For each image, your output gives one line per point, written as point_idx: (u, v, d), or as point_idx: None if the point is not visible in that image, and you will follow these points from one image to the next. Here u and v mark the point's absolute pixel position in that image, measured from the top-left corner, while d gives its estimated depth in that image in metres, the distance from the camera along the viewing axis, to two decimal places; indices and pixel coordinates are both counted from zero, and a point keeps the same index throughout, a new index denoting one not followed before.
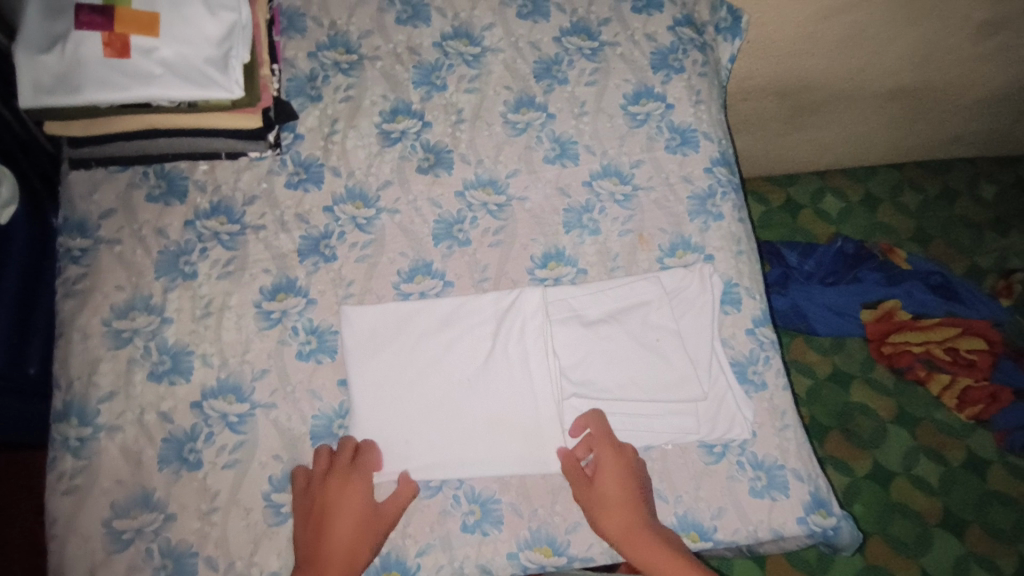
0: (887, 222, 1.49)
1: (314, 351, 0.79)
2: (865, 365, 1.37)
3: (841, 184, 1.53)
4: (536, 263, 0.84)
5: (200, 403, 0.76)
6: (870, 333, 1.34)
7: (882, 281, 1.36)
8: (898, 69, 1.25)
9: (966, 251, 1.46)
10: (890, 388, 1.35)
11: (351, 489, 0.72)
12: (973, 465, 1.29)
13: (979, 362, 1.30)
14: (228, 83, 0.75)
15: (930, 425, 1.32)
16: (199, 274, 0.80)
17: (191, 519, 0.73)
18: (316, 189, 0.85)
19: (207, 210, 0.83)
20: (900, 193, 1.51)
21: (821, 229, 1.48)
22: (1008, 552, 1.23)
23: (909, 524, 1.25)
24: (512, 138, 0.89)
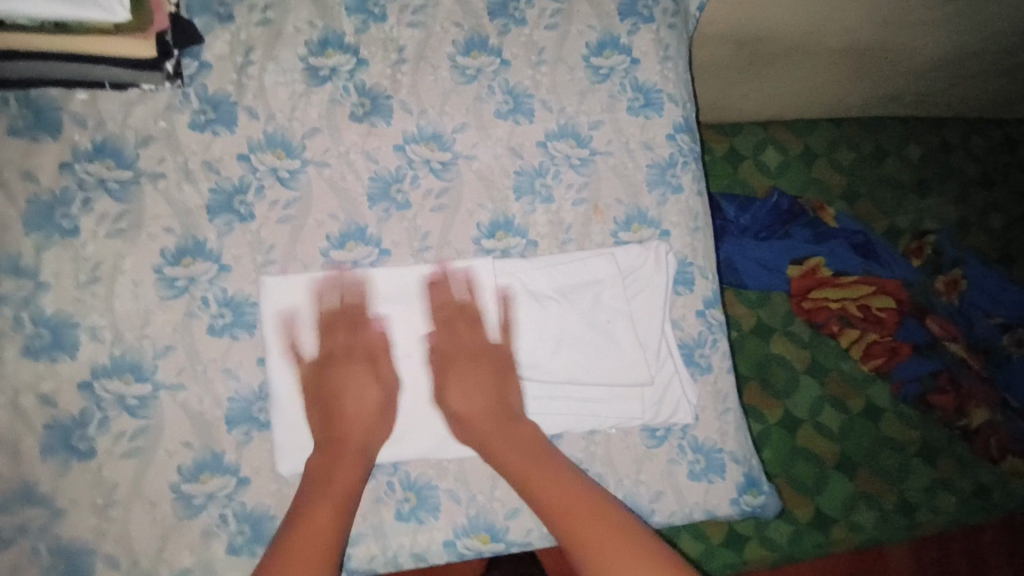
0: (821, 179, 1.43)
1: (229, 326, 0.70)
2: (786, 318, 1.33)
3: (783, 136, 1.45)
4: (483, 232, 0.77)
5: (89, 383, 0.66)
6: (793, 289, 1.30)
7: (811, 239, 1.32)
8: (861, 26, 1.15)
9: (886, 210, 1.42)
10: (806, 341, 1.32)
11: (369, 390, 0.70)
12: (870, 413, 1.29)
13: (887, 319, 1.27)
14: (109, 2, 0.60)
15: (837, 376, 1.31)
16: (81, 231, 0.67)
17: (85, 513, 0.64)
18: (227, 133, 0.72)
19: (89, 151, 0.68)
20: (837, 147, 1.44)
21: (759, 181, 1.42)
22: (891, 492, 1.26)
23: (809, 467, 1.26)
24: (461, 86, 0.79)
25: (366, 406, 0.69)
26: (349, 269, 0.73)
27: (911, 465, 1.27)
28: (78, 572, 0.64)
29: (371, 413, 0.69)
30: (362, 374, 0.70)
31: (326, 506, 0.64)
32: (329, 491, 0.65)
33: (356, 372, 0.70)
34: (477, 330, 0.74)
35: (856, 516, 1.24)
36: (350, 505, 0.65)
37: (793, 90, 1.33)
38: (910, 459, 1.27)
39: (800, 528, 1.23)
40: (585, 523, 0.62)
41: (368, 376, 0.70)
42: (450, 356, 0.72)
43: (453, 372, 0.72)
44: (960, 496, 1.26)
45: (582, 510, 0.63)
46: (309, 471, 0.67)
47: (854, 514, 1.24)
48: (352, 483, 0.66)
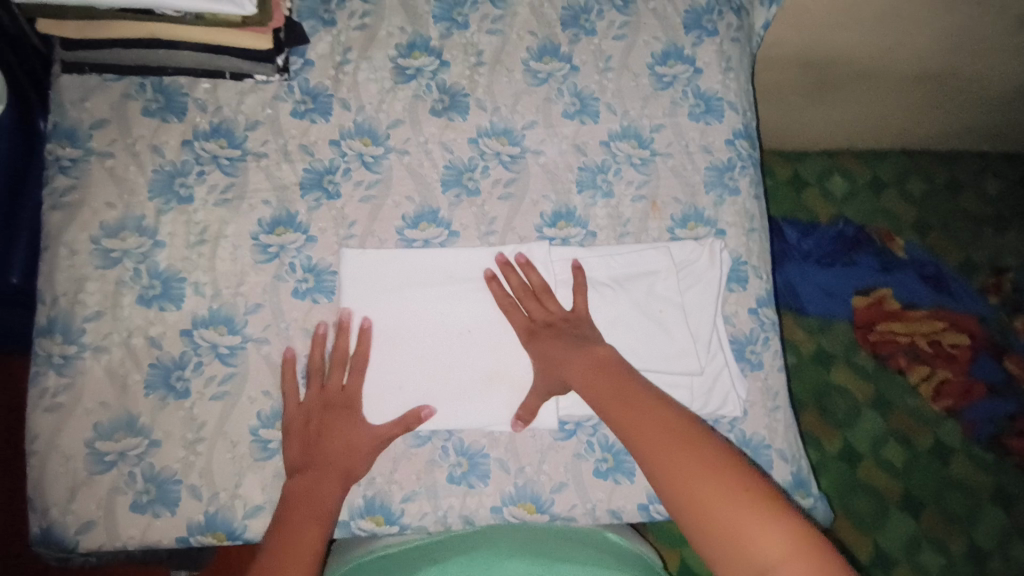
0: (889, 208, 1.41)
1: (311, 290, 0.77)
2: (850, 346, 1.30)
3: (851, 166, 1.44)
4: (545, 221, 0.82)
5: (190, 331, 0.74)
6: (859, 318, 1.31)
7: (876, 268, 1.34)
8: (930, 55, 1.17)
9: (962, 244, 1.38)
10: (871, 372, 1.29)
11: (362, 451, 0.71)
12: (938, 452, 1.25)
13: (959, 356, 1.28)
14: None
15: (903, 411, 1.27)
16: (195, 199, 0.77)
17: (177, 447, 0.72)
18: (322, 120, 0.81)
19: (207, 131, 0.78)
20: (907, 179, 1.43)
21: (823, 207, 1.41)
22: (961, 538, 1.21)
23: (869, 503, 1.23)
24: (533, 88, 0.85)
25: (350, 463, 0.70)
26: (420, 248, 0.79)
27: (982, 509, 1.22)
28: (166, 499, 0.71)
29: (358, 469, 0.71)
30: (364, 432, 0.71)
31: (293, 543, 0.63)
32: (295, 530, 0.65)
33: (353, 427, 0.71)
34: (547, 302, 0.76)
35: (922, 559, 1.19)
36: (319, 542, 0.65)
37: (857, 118, 1.34)
38: (982, 505, 1.23)
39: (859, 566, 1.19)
40: (644, 425, 0.61)
41: (365, 437, 0.71)
42: (536, 327, 0.75)
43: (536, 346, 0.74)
44: None
45: (641, 411, 0.63)
46: (286, 504, 0.67)
47: (918, 556, 1.20)
48: (322, 523, 0.66)
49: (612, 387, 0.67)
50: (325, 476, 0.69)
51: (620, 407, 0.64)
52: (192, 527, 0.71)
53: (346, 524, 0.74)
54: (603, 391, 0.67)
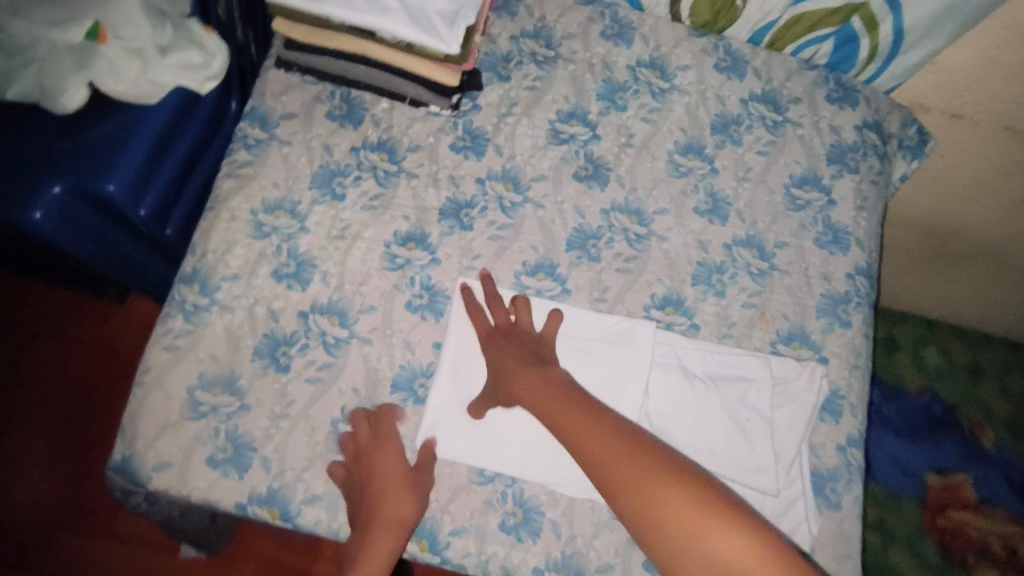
0: (985, 397, 1.41)
1: (423, 307, 0.81)
2: (916, 529, 1.29)
3: (952, 343, 1.47)
4: (654, 303, 0.84)
5: (307, 314, 0.79)
6: (932, 499, 1.30)
7: (959, 454, 1.34)
8: None
9: None
10: (934, 563, 1.27)
11: (404, 496, 0.71)
12: None
13: None
14: (449, 38, 0.74)
15: None
16: (346, 199, 0.84)
17: (263, 416, 0.75)
18: (475, 159, 0.87)
19: (375, 143, 0.86)
20: (1008, 374, 1.46)
21: (913, 376, 1.41)
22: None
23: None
24: (671, 179, 0.90)
25: (393, 513, 0.69)
26: (531, 295, 0.83)
27: None
28: (238, 462, 0.73)
29: (407, 516, 0.70)
30: (401, 483, 0.72)
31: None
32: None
33: (386, 474, 0.72)
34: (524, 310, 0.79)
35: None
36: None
37: (980, 293, 1.39)
38: None
39: None
40: (594, 443, 0.64)
41: (398, 483, 0.72)
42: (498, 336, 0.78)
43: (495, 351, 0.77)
44: None
45: (591, 425, 0.66)
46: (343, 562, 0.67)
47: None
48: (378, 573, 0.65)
49: (565, 417, 0.68)
50: (377, 529, 0.68)
51: (585, 435, 0.65)
52: (253, 497, 0.72)
53: None
54: (570, 412, 0.68)
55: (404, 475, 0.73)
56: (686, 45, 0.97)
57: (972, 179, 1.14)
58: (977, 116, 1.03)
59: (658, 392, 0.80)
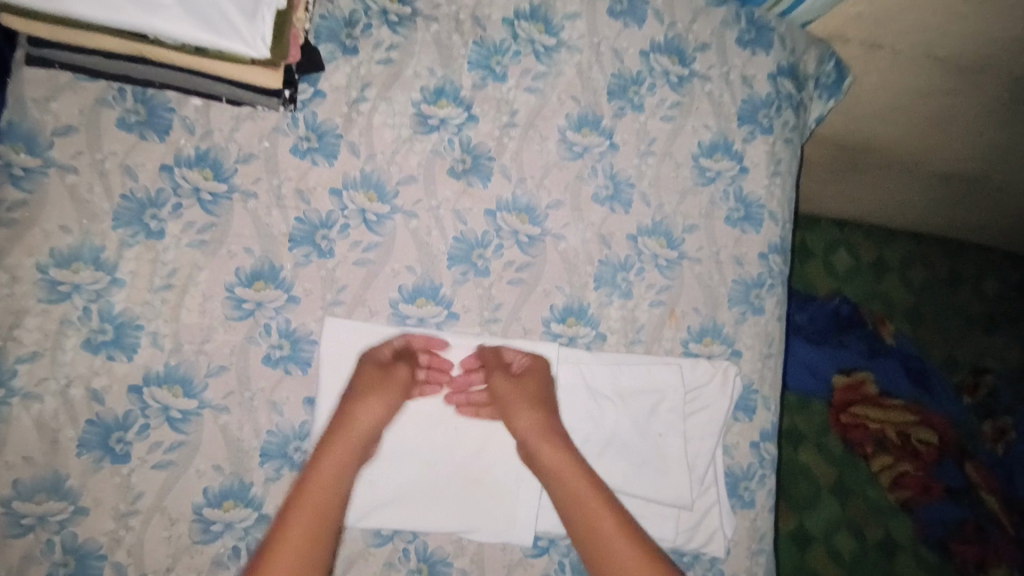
0: (887, 292, 1.52)
1: (285, 358, 0.68)
2: (821, 429, 1.42)
3: (859, 241, 1.52)
4: (554, 315, 0.75)
5: (139, 387, 0.65)
6: (835, 398, 1.41)
7: (864, 353, 1.43)
8: (967, 158, 1.20)
9: (949, 341, 1.52)
10: (836, 457, 1.40)
11: (373, 403, 0.66)
12: (887, 547, 1.36)
13: (924, 454, 1.36)
14: (253, 39, 0.57)
15: (861, 502, 1.38)
16: (166, 235, 0.67)
17: (105, 517, 0.64)
18: (326, 164, 0.71)
19: (192, 157, 0.68)
20: (909, 266, 1.54)
21: (823, 283, 1.50)
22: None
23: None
24: (565, 162, 0.77)
25: (356, 418, 0.65)
26: (413, 327, 0.72)
27: None
28: None
29: (365, 421, 0.65)
30: (375, 382, 0.67)
31: (300, 521, 0.57)
32: (305, 502, 0.59)
33: (366, 375, 0.67)
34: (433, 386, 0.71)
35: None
36: (332, 517, 0.59)
37: (895, 202, 1.36)
38: None
39: None
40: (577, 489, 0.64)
41: (378, 380, 0.67)
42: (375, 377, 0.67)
43: (373, 391, 0.66)
44: None
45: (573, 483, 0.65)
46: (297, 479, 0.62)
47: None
48: (335, 500, 0.60)
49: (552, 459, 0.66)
50: (335, 436, 0.64)
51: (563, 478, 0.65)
52: None
53: None
54: (583, 492, 0.64)
55: (383, 371, 0.68)
56: None
57: (892, 104, 1.06)
58: (895, 43, 0.94)
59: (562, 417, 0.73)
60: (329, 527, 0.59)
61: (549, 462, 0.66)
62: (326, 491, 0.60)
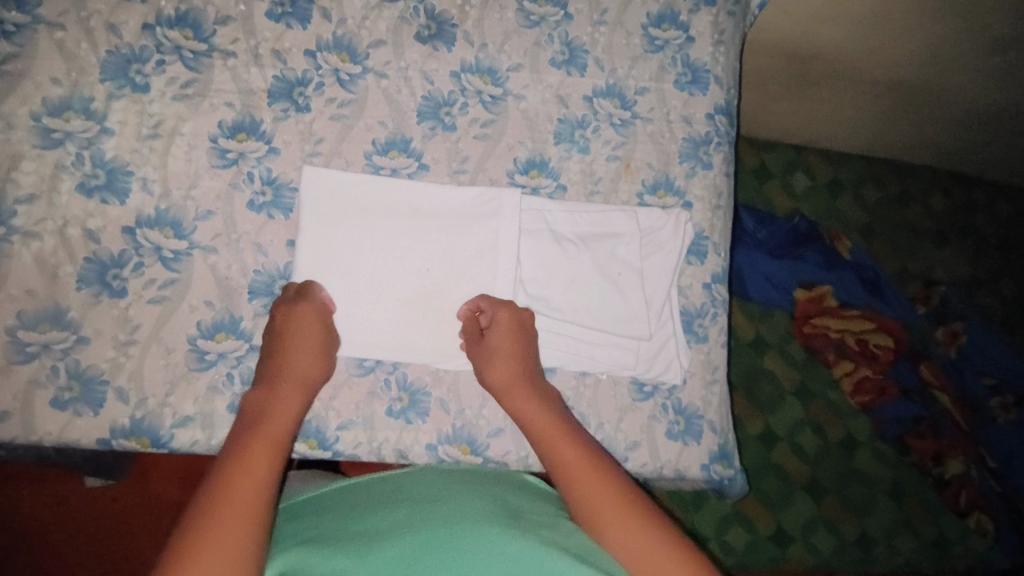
0: (841, 208, 1.64)
1: (268, 205, 0.74)
2: (784, 337, 1.53)
3: (814, 164, 1.65)
4: (518, 168, 0.81)
5: (132, 229, 0.70)
6: (798, 311, 1.51)
7: (822, 265, 1.51)
8: (907, 63, 1.28)
9: (901, 255, 1.64)
10: (799, 361, 1.52)
11: (312, 359, 0.69)
12: (846, 443, 1.51)
13: (881, 357, 1.47)
14: None
15: (822, 403, 1.52)
16: (152, 89, 0.72)
17: (106, 346, 0.69)
18: (299, 27, 0.76)
19: (172, 18, 0.73)
20: (863, 187, 1.66)
21: (782, 201, 1.62)
22: (853, 524, 1.48)
23: (778, 482, 1.47)
24: (524, 30, 0.83)
25: (298, 370, 0.67)
26: (386, 176, 0.77)
27: (878, 500, 1.49)
28: (90, 398, 0.68)
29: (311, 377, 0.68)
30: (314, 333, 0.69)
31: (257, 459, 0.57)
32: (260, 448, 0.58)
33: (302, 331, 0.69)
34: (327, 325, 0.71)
35: (814, 540, 1.46)
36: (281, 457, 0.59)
37: (842, 111, 1.45)
38: (878, 497, 1.50)
39: (758, 537, 1.44)
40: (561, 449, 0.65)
41: (315, 341, 0.69)
42: (299, 333, 0.68)
43: (296, 343, 0.68)
44: (921, 542, 1.48)
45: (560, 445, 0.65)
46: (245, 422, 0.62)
47: (814, 535, 1.46)
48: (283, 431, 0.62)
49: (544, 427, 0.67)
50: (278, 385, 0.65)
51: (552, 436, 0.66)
52: (115, 431, 0.69)
53: None
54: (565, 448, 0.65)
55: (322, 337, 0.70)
56: None
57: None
58: None
59: (529, 258, 0.79)
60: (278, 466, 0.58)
61: (522, 408, 0.69)
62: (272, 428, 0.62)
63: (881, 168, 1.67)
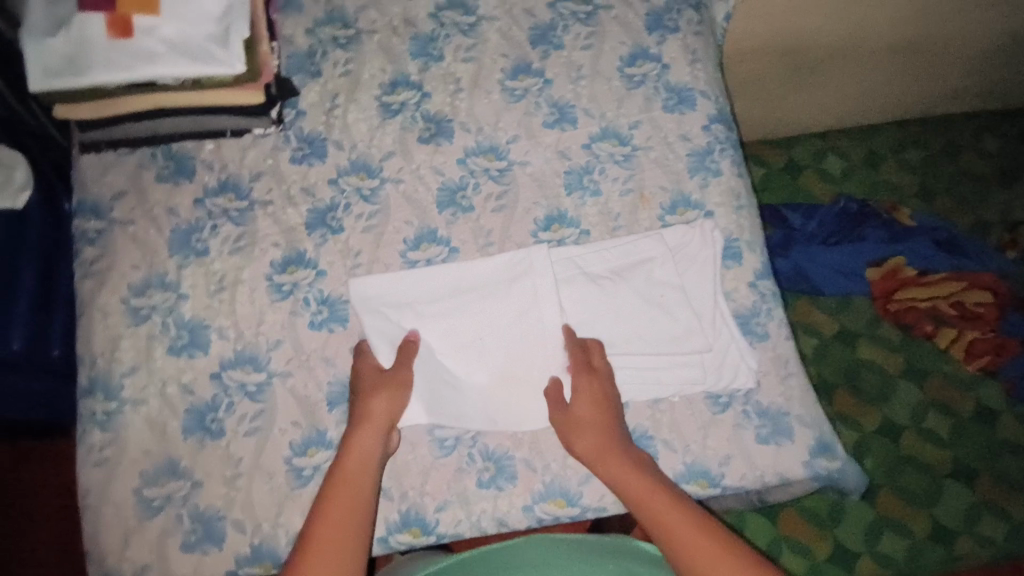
0: (888, 178, 1.61)
1: (327, 320, 0.81)
2: (871, 322, 1.48)
3: (842, 146, 1.64)
4: (539, 226, 0.86)
5: (219, 374, 0.78)
6: (876, 290, 1.46)
7: (884, 239, 1.47)
8: (893, 25, 1.31)
9: (971, 207, 1.57)
10: (896, 343, 1.46)
11: (381, 399, 0.75)
12: (981, 415, 1.41)
13: (984, 314, 1.42)
14: (230, 59, 0.73)
15: (939, 378, 1.44)
16: (211, 251, 0.82)
17: (217, 484, 0.75)
18: (320, 163, 0.86)
19: (215, 187, 0.84)
20: (902, 149, 1.63)
21: (821, 189, 1.60)
22: (1018, 502, 1.35)
23: (919, 476, 1.37)
24: (511, 105, 0.90)
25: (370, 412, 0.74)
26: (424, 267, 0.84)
27: None
28: (213, 535, 0.74)
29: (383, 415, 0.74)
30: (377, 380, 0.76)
31: (338, 509, 0.67)
32: (342, 490, 0.69)
33: (366, 380, 0.76)
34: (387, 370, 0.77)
35: (981, 529, 1.33)
36: (364, 496, 0.69)
37: (846, 85, 1.48)
38: None
39: (918, 540, 1.32)
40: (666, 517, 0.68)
41: (380, 384, 0.76)
42: (366, 386, 0.76)
43: (366, 396, 0.75)
44: None
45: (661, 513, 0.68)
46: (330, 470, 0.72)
47: (980, 524, 1.33)
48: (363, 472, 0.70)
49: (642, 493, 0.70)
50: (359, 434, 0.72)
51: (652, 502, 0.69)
52: (240, 559, 0.73)
53: (384, 540, 0.76)
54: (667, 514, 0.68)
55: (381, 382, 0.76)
56: None
57: None
58: None
59: (575, 302, 0.82)
60: (361, 506, 0.68)
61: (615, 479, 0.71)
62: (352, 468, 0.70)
63: (916, 127, 1.65)
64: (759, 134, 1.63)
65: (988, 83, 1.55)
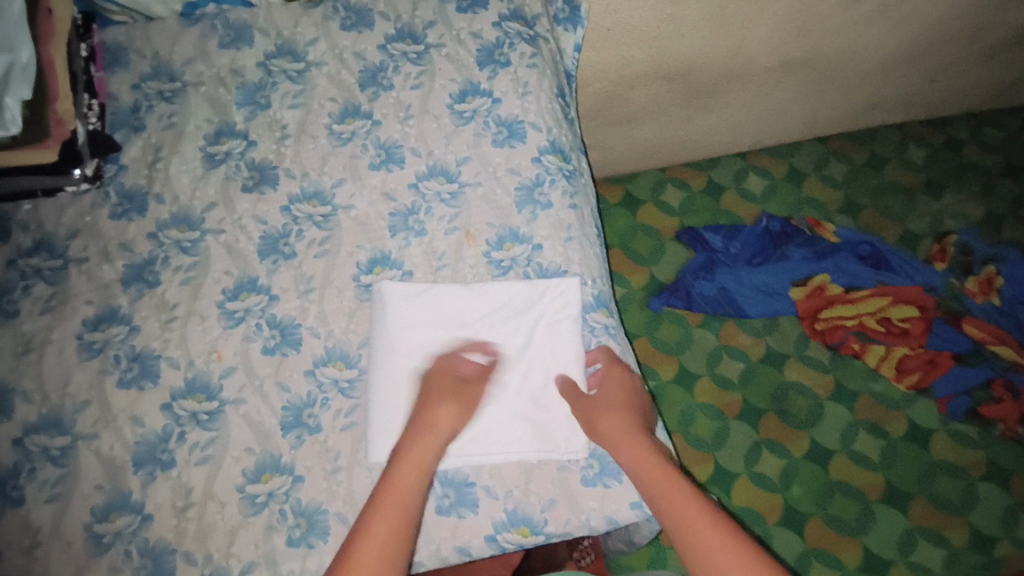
0: (811, 194, 1.56)
1: (135, 378, 0.79)
2: (800, 343, 1.41)
3: (764, 163, 1.61)
4: (362, 269, 0.84)
5: (22, 440, 0.77)
6: (802, 310, 1.39)
7: (809, 256, 1.42)
8: (781, 43, 1.32)
9: (897, 218, 1.53)
10: (827, 364, 1.38)
11: (449, 409, 0.74)
12: (916, 436, 1.32)
13: (912, 329, 1.34)
14: (5, 124, 0.75)
15: (868, 399, 1.35)
16: (20, 312, 0.82)
17: (15, 555, 0.74)
18: (139, 217, 0.86)
19: (31, 247, 0.85)
20: (825, 165, 1.60)
21: (746, 210, 1.55)
22: (958, 527, 1.24)
23: (850, 502, 1.27)
24: (337, 149, 0.90)
25: (435, 424, 0.73)
26: (241, 317, 0.82)
27: (978, 490, 1.28)
28: None
29: (446, 425, 0.73)
30: (453, 393, 0.76)
31: (385, 502, 0.65)
32: (391, 487, 0.67)
33: (439, 386, 0.76)
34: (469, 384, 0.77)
35: (917, 557, 1.22)
36: (415, 496, 0.67)
37: (750, 106, 1.47)
38: (977, 484, 1.28)
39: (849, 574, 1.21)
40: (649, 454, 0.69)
41: (451, 394, 0.75)
42: (439, 388, 0.76)
43: (434, 399, 0.75)
44: None
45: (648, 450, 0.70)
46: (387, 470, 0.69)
47: (915, 553, 1.23)
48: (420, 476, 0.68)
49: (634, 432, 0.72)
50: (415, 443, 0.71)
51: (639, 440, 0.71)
52: None
53: None
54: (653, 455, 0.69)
55: (457, 387, 0.76)
56: (306, 19, 0.95)
57: (656, 18, 1.19)
58: None
59: (426, 352, 0.80)
60: (414, 502, 0.66)
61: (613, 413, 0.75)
62: (411, 471, 0.68)
63: (839, 143, 1.63)
64: (680, 158, 1.60)
65: (900, 95, 1.56)
